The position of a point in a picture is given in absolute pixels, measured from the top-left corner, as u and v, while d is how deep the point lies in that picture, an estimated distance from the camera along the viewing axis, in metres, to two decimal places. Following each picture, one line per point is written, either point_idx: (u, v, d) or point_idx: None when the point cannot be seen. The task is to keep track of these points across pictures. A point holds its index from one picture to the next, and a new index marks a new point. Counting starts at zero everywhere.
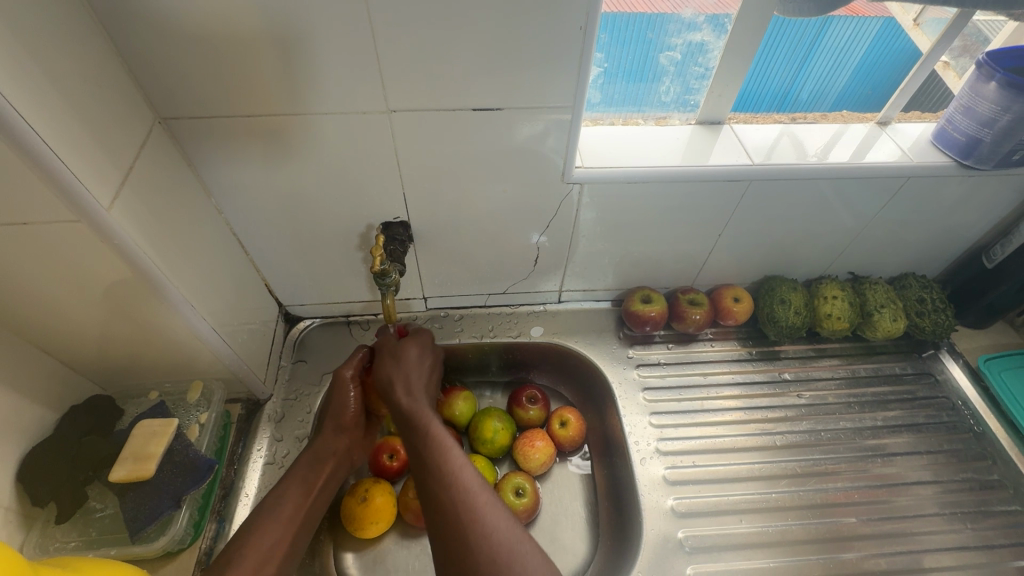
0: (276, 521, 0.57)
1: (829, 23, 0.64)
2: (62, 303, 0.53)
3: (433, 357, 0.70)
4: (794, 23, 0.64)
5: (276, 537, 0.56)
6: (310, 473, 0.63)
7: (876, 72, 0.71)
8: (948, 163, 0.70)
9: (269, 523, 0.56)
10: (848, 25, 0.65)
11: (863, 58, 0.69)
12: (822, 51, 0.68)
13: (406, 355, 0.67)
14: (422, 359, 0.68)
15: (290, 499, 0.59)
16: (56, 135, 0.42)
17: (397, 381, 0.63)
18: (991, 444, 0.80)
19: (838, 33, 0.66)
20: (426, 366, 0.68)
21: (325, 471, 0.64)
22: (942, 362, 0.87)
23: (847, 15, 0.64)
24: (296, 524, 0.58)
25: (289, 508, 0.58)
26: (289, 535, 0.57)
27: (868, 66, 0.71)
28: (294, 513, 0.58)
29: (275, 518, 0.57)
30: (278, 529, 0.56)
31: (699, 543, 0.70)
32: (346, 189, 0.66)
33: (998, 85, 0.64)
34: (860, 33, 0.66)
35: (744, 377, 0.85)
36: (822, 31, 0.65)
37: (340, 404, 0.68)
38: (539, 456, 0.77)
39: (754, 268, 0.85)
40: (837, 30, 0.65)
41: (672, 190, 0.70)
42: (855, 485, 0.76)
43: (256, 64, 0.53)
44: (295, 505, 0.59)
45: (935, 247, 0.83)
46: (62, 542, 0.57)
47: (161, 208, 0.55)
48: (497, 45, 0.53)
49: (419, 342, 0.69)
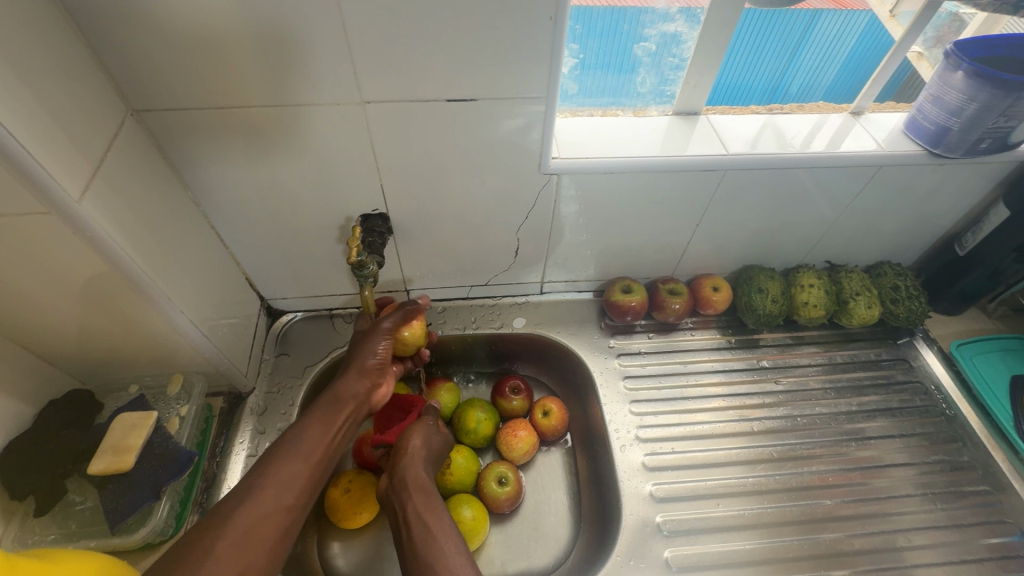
0: (295, 459, 0.55)
1: (818, 16, 0.66)
2: (37, 298, 0.53)
3: (437, 442, 0.69)
4: (782, 17, 0.66)
5: (298, 468, 0.54)
6: (331, 413, 0.60)
7: (865, 66, 0.73)
8: (919, 151, 0.72)
9: (287, 457, 0.54)
10: (837, 18, 0.67)
11: (852, 51, 0.71)
12: (812, 43, 0.69)
13: (416, 443, 0.67)
14: (431, 442, 0.68)
15: (309, 440, 0.57)
16: (22, 126, 0.42)
17: (413, 449, 0.66)
18: (962, 426, 0.81)
19: (826, 27, 0.68)
20: (432, 452, 0.68)
21: (346, 412, 0.61)
22: (917, 349, 0.89)
23: (835, 10, 0.66)
24: (317, 460, 0.56)
25: (307, 447, 0.56)
26: (308, 472, 0.55)
27: (856, 61, 0.73)
28: (312, 451, 0.56)
29: (293, 453, 0.55)
30: (298, 465, 0.54)
31: (677, 527, 0.71)
32: (323, 182, 0.66)
33: (965, 75, 0.65)
34: (850, 26, 0.68)
35: (724, 365, 0.86)
36: (812, 23, 0.67)
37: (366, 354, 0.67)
38: (522, 445, 0.78)
39: (733, 257, 0.86)
40: (826, 24, 0.67)
41: (649, 179, 0.71)
42: (831, 469, 0.78)
43: (228, 56, 0.53)
44: (317, 440, 0.57)
45: (908, 235, 0.85)
46: (40, 535, 0.57)
47: (136, 200, 0.55)
48: (468, 36, 0.54)
49: (439, 434, 0.70)
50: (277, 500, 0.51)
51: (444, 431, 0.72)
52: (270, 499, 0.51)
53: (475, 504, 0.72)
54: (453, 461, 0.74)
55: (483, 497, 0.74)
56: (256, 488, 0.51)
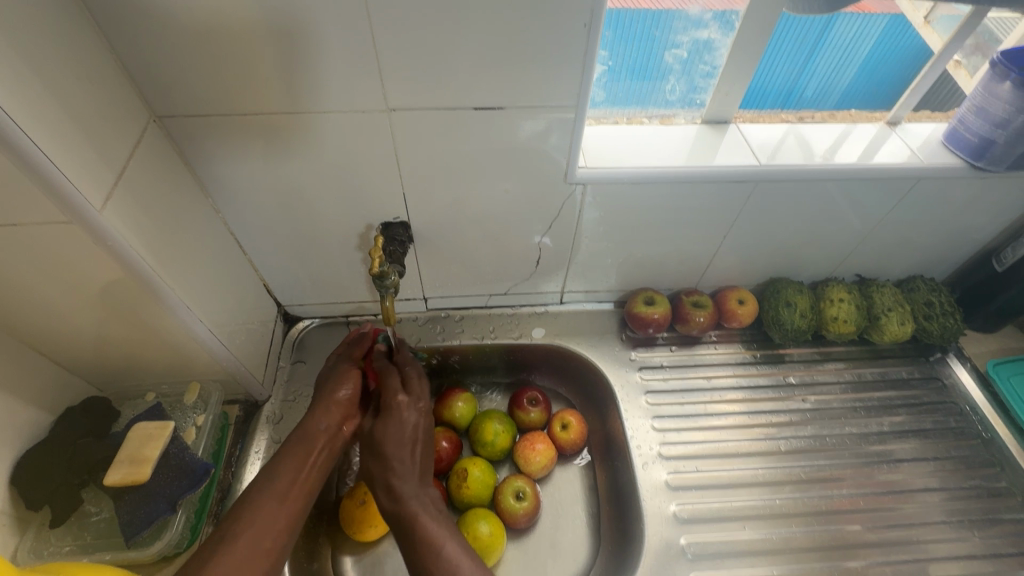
0: (271, 501, 0.55)
1: (835, 19, 0.63)
2: (57, 306, 0.52)
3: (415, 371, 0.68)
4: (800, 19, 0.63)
5: (270, 512, 0.54)
6: (302, 449, 0.59)
7: (881, 69, 0.70)
8: (959, 164, 0.69)
9: (262, 502, 0.54)
10: (855, 19, 0.64)
11: (869, 53, 0.68)
12: (827, 46, 0.66)
13: (385, 429, 0.60)
14: (404, 422, 0.61)
15: (282, 480, 0.57)
16: (46, 134, 0.41)
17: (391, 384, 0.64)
18: (999, 450, 0.79)
19: (843, 29, 0.64)
20: (408, 437, 0.60)
21: (319, 446, 0.60)
22: (950, 366, 0.86)
23: (855, 11, 0.63)
24: (292, 500, 0.56)
25: (281, 487, 0.56)
26: (283, 511, 0.55)
27: (873, 62, 0.69)
28: (287, 490, 0.56)
29: (268, 497, 0.55)
30: (274, 507, 0.54)
31: (702, 550, 0.69)
32: (345, 190, 0.65)
33: (1013, 85, 0.63)
34: (867, 27, 0.65)
35: (748, 380, 0.83)
36: (828, 26, 0.64)
37: (332, 390, 0.65)
38: (540, 459, 0.76)
39: (759, 270, 0.84)
40: (843, 25, 0.64)
41: (677, 191, 0.69)
42: (860, 492, 0.75)
43: (252, 61, 0.51)
44: (289, 479, 0.57)
45: (944, 249, 0.82)
46: (56, 546, 0.56)
47: (157, 210, 0.54)
48: (498, 44, 0.52)
49: (411, 405, 0.62)
50: (255, 546, 0.52)
51: (410, 399, 0.62)
52: (247, 546, 0.51)
53: (492, 519, 0.70)
54: (470, 474, 0.72)
55: (500, 512, 0.73)
56: (231, 539, 0.51)
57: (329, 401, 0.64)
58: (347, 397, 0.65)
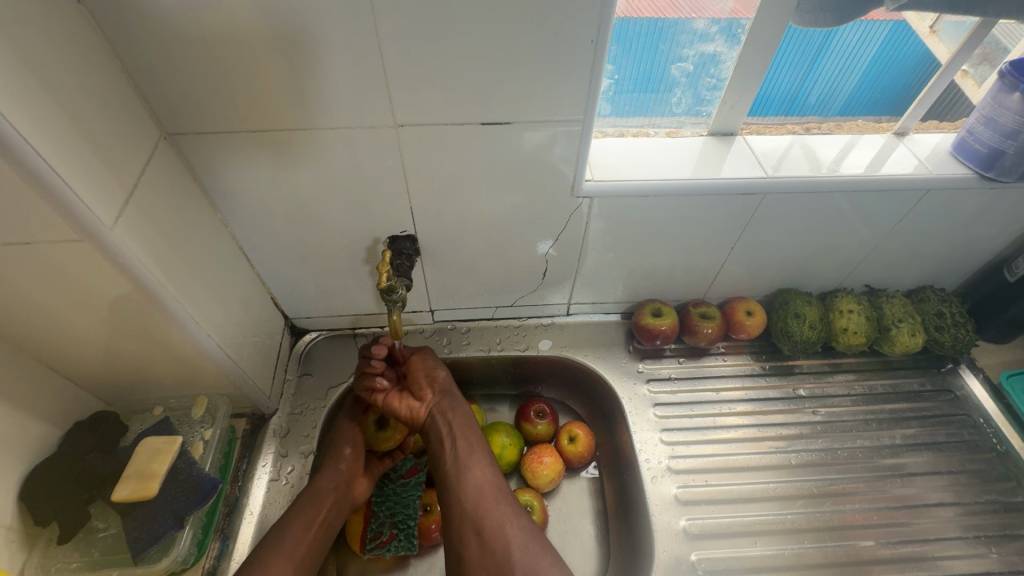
0: (281, 557, 0.57)
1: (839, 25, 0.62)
2: (68, 322, 0.53)
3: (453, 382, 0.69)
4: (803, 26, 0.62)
5: (280, 569, 0.56)
6: (311, 509, 0.62)
7: (887, 74, 0.68)
8: (969, 175, 0.68)
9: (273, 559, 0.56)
10: (858, 27, 0.62)
11: (874, 59, 0.66)
12: (831, 52, 0.65)
13: (440, 399, 0.67)
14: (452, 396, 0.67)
15: (291, 537, 0.59)
16: (59, 153, 0.42)
17: (427, 387, 0.68)
18: (1014, 463, 0.77)
19: (847, 35, 0.63)
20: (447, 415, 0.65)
21: (326, 505, 0.63)
22: (962, 378, 0.85)
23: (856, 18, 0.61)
24: (299, 560, 0.58)
25: (290, 546, 0.58)
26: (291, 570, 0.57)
27: (878, 68, 0.67)
28: (296, 548, 0.58)
29: (278, 553, 0.57)
30: (282, 564, 0.56)
31: (712, 566, 0.68)
32: (353, 205, 0.65)
33: (1022, 96, 0.63)
34: (871, 34, 0.63)
35: (757, 392, 0.83)
36: (831, 34, 0.63)
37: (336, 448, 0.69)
38: (547, 473, 0.76)
39: (767, 281, 0.83)
40: (847, 33, 0.63)
41: (684, 203, 0.68)
42: (874, 507, 0.74)
43: (261, 78, 0.52)
44: (297, 538, 0.59)
45: (955, 259, 0.81)
46: (63, 562, 0.57)
47: (167, 226, 0.54)
48: (504, 61, 0.53)
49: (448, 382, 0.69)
50: None
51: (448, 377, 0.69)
52: None
53: None
54: None
55: None
56: None
57: (336, 459, 0.68)
58: (350, 454, 0.69)
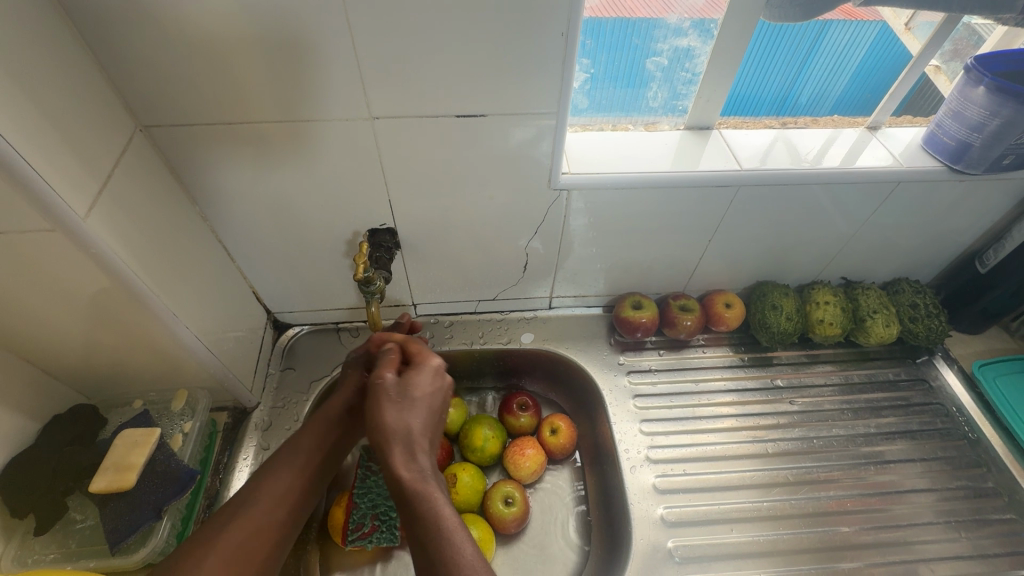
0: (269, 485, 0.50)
1: (829, 26, 0.63)
2: (43, 314, 0.53)
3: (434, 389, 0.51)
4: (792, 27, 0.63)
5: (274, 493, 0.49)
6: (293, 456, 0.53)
7: (877, 75, 0.70)
8: (939, 167, 0.70)
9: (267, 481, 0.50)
10: (848, 28, 0.64)
11: (864, 60, 0.68)
12: (822, 52, 0.66)
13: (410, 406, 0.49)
14: (427, 410, 0.48)
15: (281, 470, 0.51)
16: (28, 144, 0.42)
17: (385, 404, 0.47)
18: (986, 451, 0.79)
19: (837, 36, 0.65)
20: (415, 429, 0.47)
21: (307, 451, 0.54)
22: (937, 368, 0.86)
23: (844, 18, 0.63)
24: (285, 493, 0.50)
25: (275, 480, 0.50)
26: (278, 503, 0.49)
27: (868, 69, 0.70)
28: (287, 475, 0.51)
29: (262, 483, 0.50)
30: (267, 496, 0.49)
31: (690, 553, 0.69)
32: (332, 199, 0.65)
33: (987, 90, 0.64)
34: (861, 36, 0.65)
35: (737, 383, 0.84)
36: (821, 34, 0.64)
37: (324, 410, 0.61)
38: (529, 464, 0.76)
39: (746, 274, 0.84)
40: (836, 33, 0.64)
41: (661, 195, 0.69)
42: (849, 494, 0.75)
43: (235, 71, 0.52)
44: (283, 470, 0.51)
45: (929, 251, 0.83)
46: (40, 554, 0.57)
47: (143, 217, 0.54)
48: (476, 54, 0.53)
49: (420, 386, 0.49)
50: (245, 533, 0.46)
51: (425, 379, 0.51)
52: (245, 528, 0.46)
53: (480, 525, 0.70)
54: (459, 479, 0.72)
55: (489, 517, 0.72)
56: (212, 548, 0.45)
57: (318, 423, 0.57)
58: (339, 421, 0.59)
